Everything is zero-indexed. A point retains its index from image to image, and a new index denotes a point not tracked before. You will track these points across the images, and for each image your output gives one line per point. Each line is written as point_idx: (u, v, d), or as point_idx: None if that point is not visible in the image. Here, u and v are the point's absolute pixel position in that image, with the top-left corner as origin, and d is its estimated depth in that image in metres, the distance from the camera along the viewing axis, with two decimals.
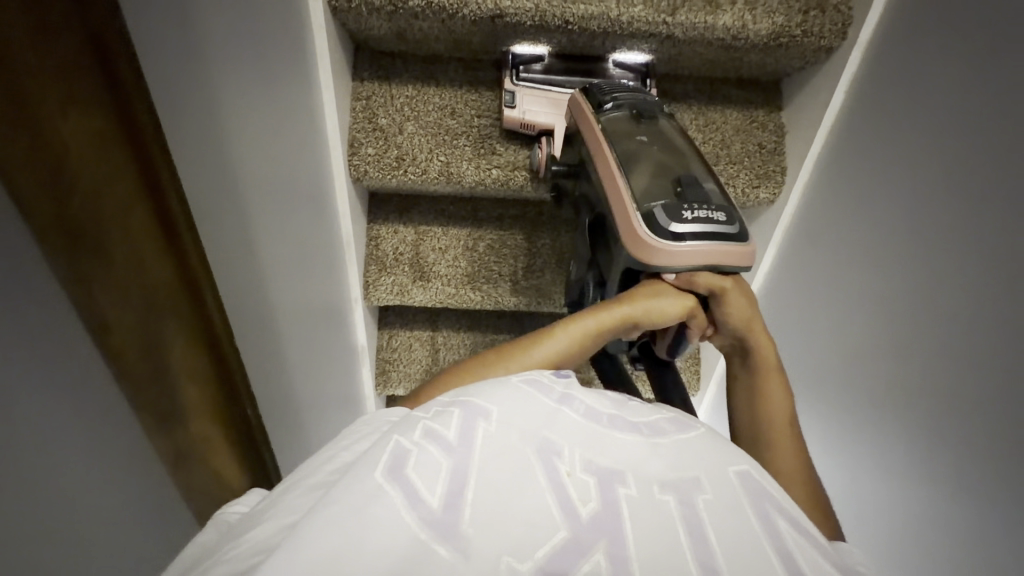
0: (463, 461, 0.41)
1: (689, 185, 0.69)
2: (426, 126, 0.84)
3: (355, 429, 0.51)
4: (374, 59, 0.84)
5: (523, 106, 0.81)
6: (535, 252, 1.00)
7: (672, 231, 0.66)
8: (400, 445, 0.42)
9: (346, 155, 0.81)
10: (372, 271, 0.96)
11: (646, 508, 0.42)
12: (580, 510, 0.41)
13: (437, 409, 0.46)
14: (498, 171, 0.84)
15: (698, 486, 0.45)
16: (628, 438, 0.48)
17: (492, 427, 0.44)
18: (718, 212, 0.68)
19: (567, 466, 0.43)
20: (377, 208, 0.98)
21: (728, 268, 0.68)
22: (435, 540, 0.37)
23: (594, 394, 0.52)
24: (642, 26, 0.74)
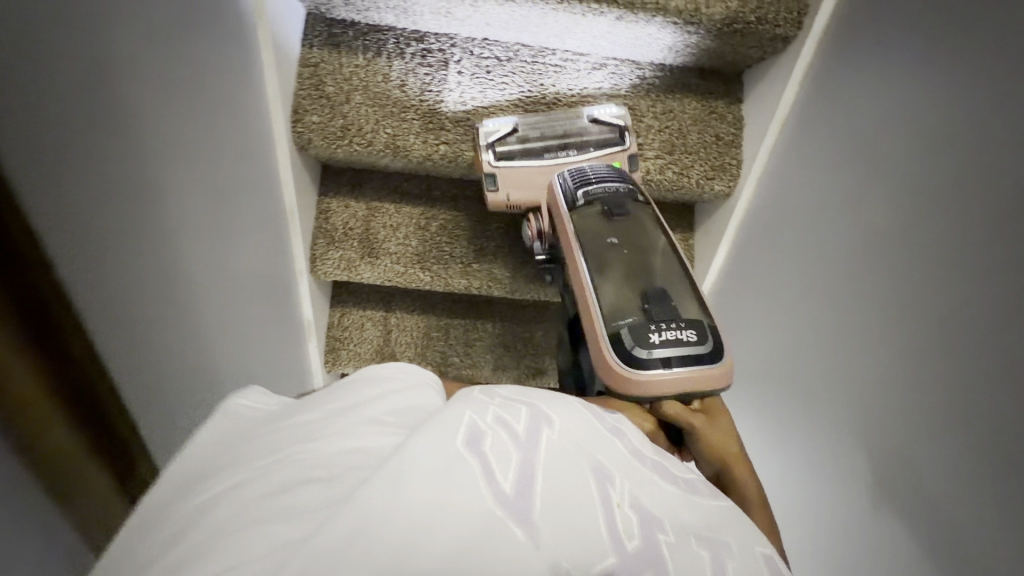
0: (530, 457, 0.37)
1: (659, 304, 0.63)
2: (375, 97, 0.82)
3: (393, 373, 0.50)
4: (325, 28, 0.83)
5: (506, 189, 0.81)
6: (490, 233, 0.99)
7: (636, 356, 0.60)
8: (475, 424, 0.39)
9: (290, 121, 0.80)
10: (319, 245, 0.95)
11: (689, 564, 0.36)
12: (628, 542, 0.36)
13: (503, 400, 0.43)
14: (446, 148, 0.83)
15: (728, 551, 0.39)
16: (670, 488, 0.41)
17: (557, 434, 0.40)
18: (689, 330, 0.61)
19: (619, 495, 0.38)
20: (329, 182, 0.97)
21: (698, 394, 0.60)
22: (511, 520, 0.34)
23: (637, 430, 0.47)
24: (593, 3, 0.73)
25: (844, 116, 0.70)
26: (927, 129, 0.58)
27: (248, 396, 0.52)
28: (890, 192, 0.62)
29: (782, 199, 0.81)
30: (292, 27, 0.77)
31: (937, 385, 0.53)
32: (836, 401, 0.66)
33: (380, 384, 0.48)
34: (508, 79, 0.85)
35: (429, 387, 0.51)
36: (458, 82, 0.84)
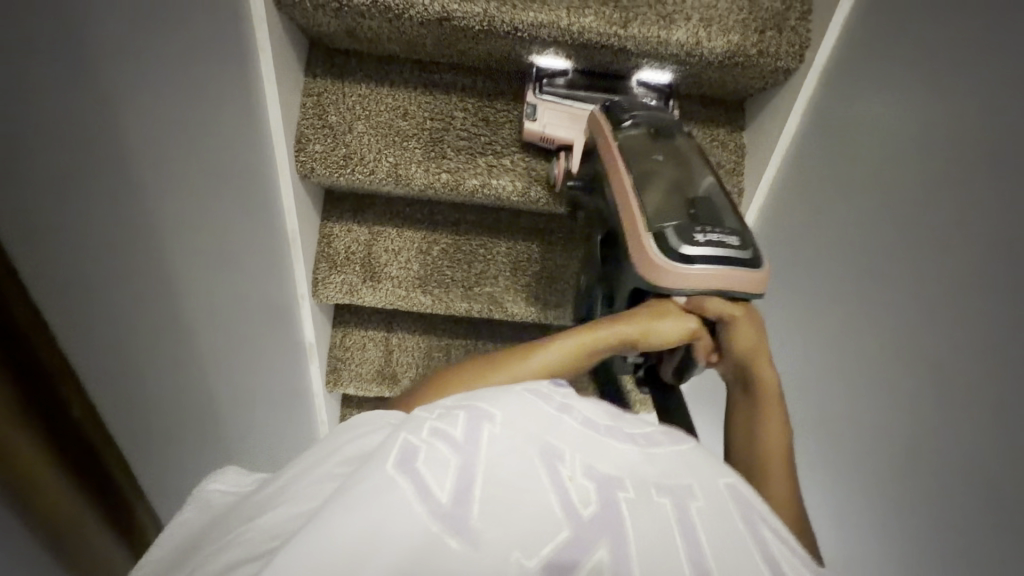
0: (469, 459, 0.40)
1: (703, 208, 0.66)
2: (378, 126, 0.83)
3: (356, 423, 0.49)
4: (328, 57, 0.83)
5: (544, 120, 0.81)
6: (491, 256, 0.99)
7: (682, 253, 0.62)
8: (408, 442, 0.41)
9: (293, 151, 0.80)
10: (322, 269, 0.95)
11: (645, 511, 0.41)
12: (583, 512, 0.39)
13: (441, 411, 0.45)
14: (447, 176, 0.82)
15: (691, 493, 0.43)
16: (625, 448, 0.46)
17: (498, 428, 0.43)
18: (731, 236, 0.64)
19: (569, 470, 0.42)
20: (332, 207, 0.98)
21: (736, 294, 0.64)
22: (448, 532, 0.37)
23: (588, 409, 0.50)
24: (593, 38, 0.73)
25: (846, 151, 0.70)
26: (929, 170, 0.58)
27: (223, 478, 0.54)
28: (894, 232, 0.62)
29: (787, 228, 0.81)
30: (295, 59, 0.78)
31: (949, 435, 0.53)
32: (847, 437, 0.66)
33: (338, 437, 0.47)
34: (509, 106, 0.85)
35: (385, 414, 0.50)
36: (459, 111, 0.84)
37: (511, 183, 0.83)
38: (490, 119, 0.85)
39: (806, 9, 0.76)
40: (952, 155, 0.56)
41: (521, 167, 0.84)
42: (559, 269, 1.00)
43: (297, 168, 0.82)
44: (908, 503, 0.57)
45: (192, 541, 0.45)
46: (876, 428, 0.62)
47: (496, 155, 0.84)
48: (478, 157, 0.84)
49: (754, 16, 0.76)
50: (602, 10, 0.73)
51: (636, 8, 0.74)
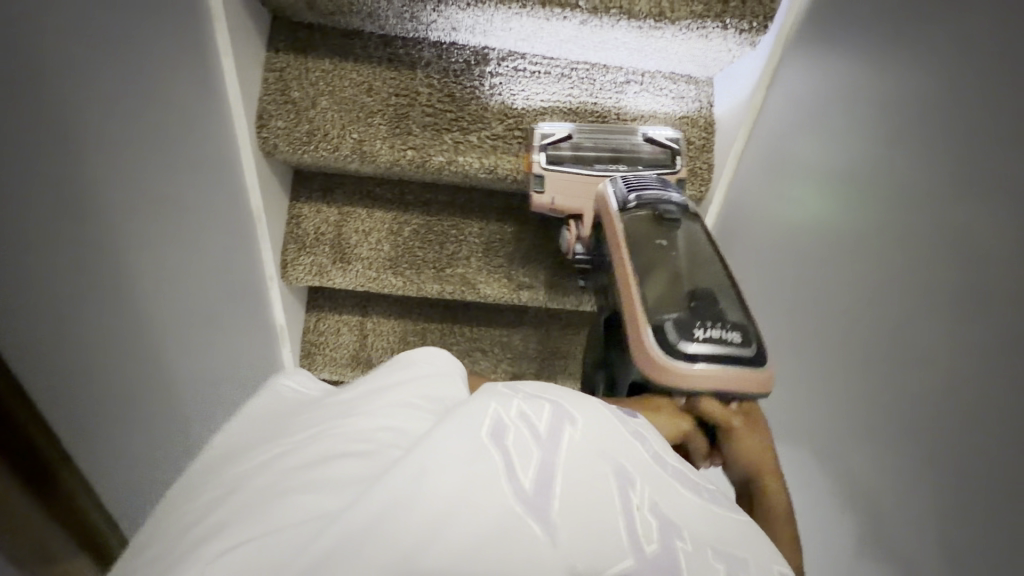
0: (551, 458, 0.38)
1: (705, 304, 0.63)
2: (342, 102, 0.82)
3: (425, 358, 0.49)
4: (293, 32, 0.82)
5: (551, 192, 0.81)
6: (462, 237, 0.98)
7: (683, 349, 0.60)
8: (499, 417, 0.39)
9: (254, 127, 0.79)
10: (290, 250, 0.94)
11: (706, 568, 0.36)
12: (644, 545, 0.35)
13: (528, 395, 0.43)
14: (411, 153, 0.82)
15: (745, 568, 0.38)
16: (692, 496, 0.42)
17: (580, 432, 0.40)
18: (733, 331, 0.61)
19: (638, 500, 0.38)
20: (302, 187, 0.97)
21: (733, 396, 0.60)
22: (529, 516, 0.34)
23: (657, 441, 0.46)
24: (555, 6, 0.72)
25: (806, 120, 0.69)
26: (876, 133, 0.58)
27: (294, 378, 0.53)
28: (844, 196, 0.61)
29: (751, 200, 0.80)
30: (256, 32, 0.77)
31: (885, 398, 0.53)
32: (795, 410, 0.65)
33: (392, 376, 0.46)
34: (476, 82, 0.84)
35: (437, 358, 0.49)
36: (426, 87, 0.83)
37: (477, 160, 0.83)
38: (456, 96, 0.84)
39: None
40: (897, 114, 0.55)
41: (488, 143, 0.83)
42: (534, 251, 0.99)
43: (259, 144, 0.81)
44: (852, 469, 0.56)
45: (265, 428, 0.46)
46: (823, 400, 0.61)
47: (462, 132, 0.83)
48: (443, 133, 0.83)
49: None
50: None
51: None
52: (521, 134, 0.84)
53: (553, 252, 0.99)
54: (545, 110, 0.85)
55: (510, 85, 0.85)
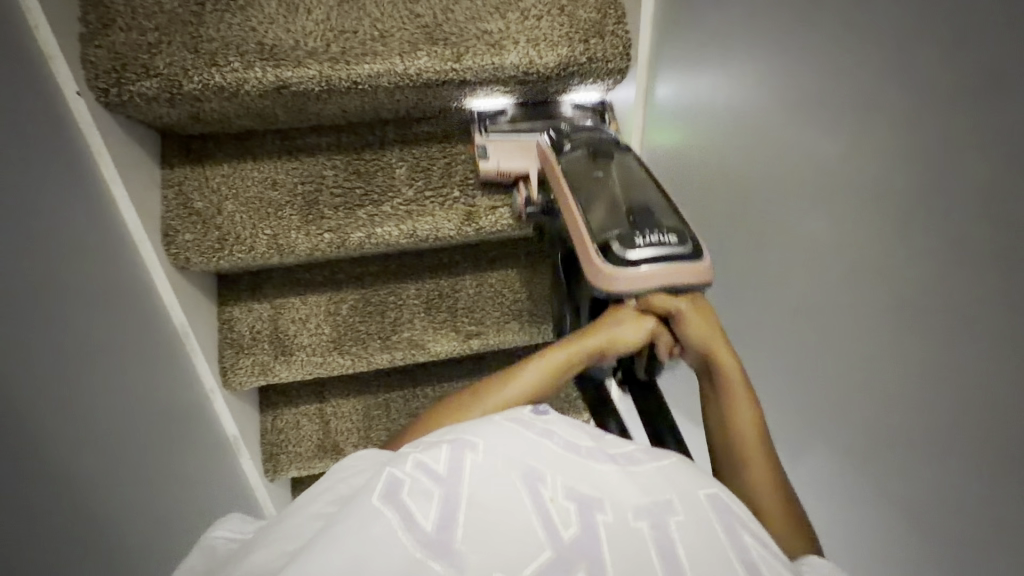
0: (454, 488, 0.45)
1: (643, 214, 0.71)
2: (248, 201, 0.82)
3: (346, 463, 0.53)
4: (184, 145, 0.82)
5: (496, 157, 0.84)
6: (400, 302, 0.99)
7: (628, 257, 0.69)
8: (395, 475, 0.46)
9: (163, 246, 0.78)
10: (228, 355, 0.92)
11: (621, 532, 0.45)
12: (562, 533, 0.44)
13: (426, 444, 0.50)
14: (330, 235, 0.82)
15: (670, 507, 0.47)
16: (606, 468, 0.50)
17: (479, 457, 0.48)
18: (669, 235, 0.69)
19: (550, 492, 0.46)
20: (228, 290, 0.95)
21: (681, 288, 0.70)
22: (432, 557, 0.41)
23: (573, 433, 0.54)
24: (431, 77, 0.75)
25: (704, 122, 0.76)
26: (776, 122, 0.63)
27: (227, 525, 0.55)
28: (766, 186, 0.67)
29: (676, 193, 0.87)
30: (145, 154, 0.77)
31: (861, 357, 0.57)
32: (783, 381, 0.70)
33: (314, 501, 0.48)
34: (378, 155, 0.87)
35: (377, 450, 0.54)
36: (330, 169, 0.85)
37: (396, 228, 0.84)
38: (362, 171, 0.86)
39: (620, 13, 0.81)
40: (789, 104, 0.61)
41: (403, 210, 0.85)
42: (475, 299, 1.01)
43: (170, 261, 0.80)
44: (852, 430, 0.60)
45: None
46: (806, 367, 0.65)
47: (375, 204, 0.85)
48: (357, 210, 0.84)
49: (577, 25, 0.80)
50: (434, 50, 0.74)
51: (465, 41, 0.76)
52: (433, 193, 0.86)
53: (493, 295, 1.01)
54: (450, 160, 0.88)
55: (411, 150, 0.88)
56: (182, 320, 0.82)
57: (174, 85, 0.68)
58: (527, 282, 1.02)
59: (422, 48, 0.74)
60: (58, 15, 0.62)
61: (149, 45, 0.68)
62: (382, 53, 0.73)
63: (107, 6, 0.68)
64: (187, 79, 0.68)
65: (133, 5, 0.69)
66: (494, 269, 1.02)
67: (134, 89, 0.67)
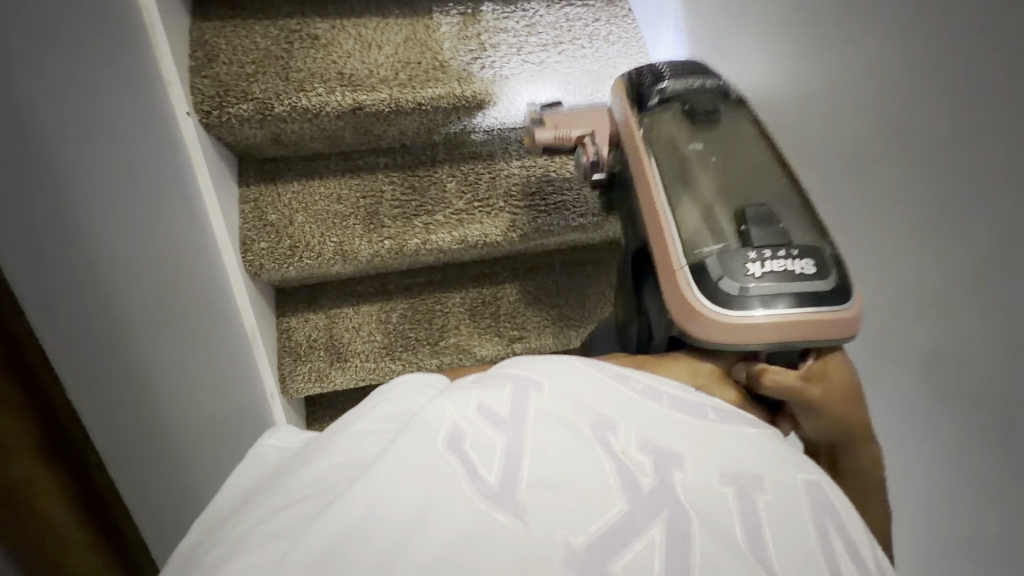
0: (516, 438, 0.47)
1: (767, 231, 0.64)
2: (316, 213, 0.90)
3: (397, 386, 0.57)
4: (260, 166, 0.92)
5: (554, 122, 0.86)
6: (446, 309, 1.05)
7: (735, 288, 0.61)
8: (456, 421, 0.48)
9: (240, 253, 0.85)
10: (287, 363, 0.96)
11: (701, 492, 0.45)
12: (638, 486, 0.45)
13: (489, 385, 0.52)
14: (390, 242, 0.91)
15: (758, 485, 0.46)
16: (693, 420, 0.51)
17: (543, 398, 0.50)
18: (806, 262, 0.62)
19: (621, 445, 0.48)
20: (285, 302, 1.00)
21: (816, 344, 0.61)
22: (495, 507, 0.42)
23: (654, 383, 0.56)
24: (484, 99, 0.86)
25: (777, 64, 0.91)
26: None
27: (276, 437, 0.64)
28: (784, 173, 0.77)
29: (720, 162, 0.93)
30: (229, 171, 0.85)
31: None
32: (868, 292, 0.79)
33: (363, 416, 0.53)
34: (431, 172, 0.96)
35: (425, 374, 0.60)
36: (389, 184, 0.94)
37: (448, 234, 0.93)
38: (416, 185, 0.95)
39: None
40: None
41: (454, 219, 0.94)
42: (516, 305, 1.07)
43: (245, 268, 0.86)
44: None
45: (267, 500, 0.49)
46: None
47: (430, 214, 0.94)
48: (413, 219, 0.93)
49: None
50: (486, 77, 0.86)
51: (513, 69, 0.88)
52: (481, 204, 0.96)
53: (533, 302, 1.08)
54: (495, 175, 0.98)
55: (459, 168, 0.98)
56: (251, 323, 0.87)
57: (267, 106, 0.78)
58: (564, 289, 1.09)
59: (477, 75, 0.86)
60: (174, 47, 0.73)
61: (247, 75, 0.78)
62: (444, 79, 0.85)
63: (212, 45, 0.78)
64: (278, 101, 0.78)
65: (233, 44, 0.79)
66: (534, 278, 1.09)
67: (233, 110, 0.77)
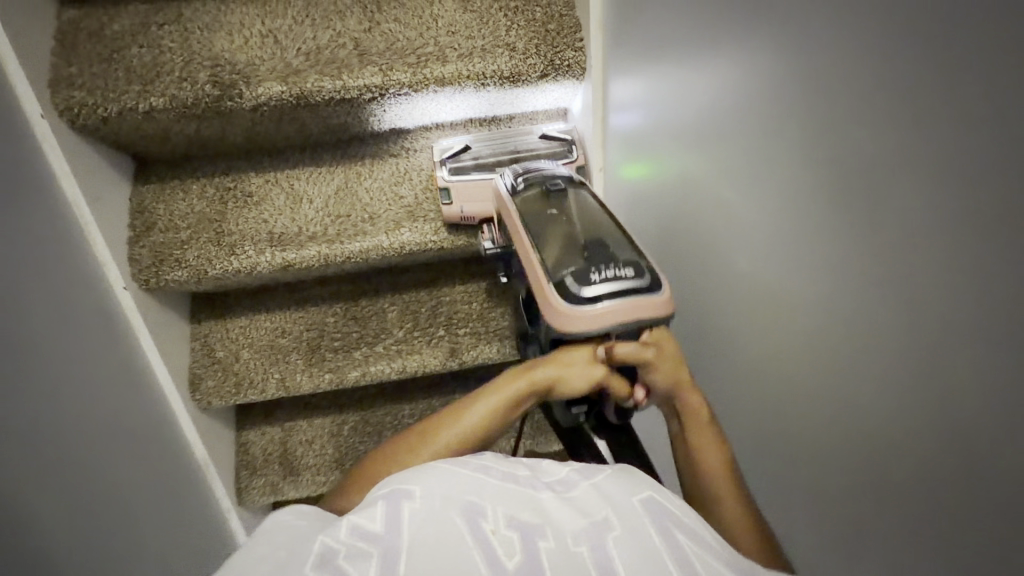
0: (392, 545, 0.48)
1: (598, 250, 0.71)
2: (261, 348, 0.95)
3: (260, 534, 0.53)
4: (209, 301, 0.97)
5: (459, 202, 0.85)
6: (396, 421, 1.09)
7: (583, 296, 0.68)
8: (328, 544, 0.48)
9: (189, 393, 0.92)
10: (243, 477, 1.03)
11: (564, 556, 0.49)
12: (507, 563, 0.48)
13: (361, 505, 0.53)
14: (331, 375, 0.95)
15: (606, 525, 0.52)
16: (542, 495, 0.56)
17: (416, 503, 0.51)
18: (626, 268, 0.69)
19: (491, 524, 0.51)
20: (243, 416, 1.07)
21: (644, 323, 0.67)
22: None
23: (516, 471, 0.59)
24: (413, 248, 0.86)
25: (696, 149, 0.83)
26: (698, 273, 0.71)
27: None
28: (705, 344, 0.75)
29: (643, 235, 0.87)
30: (178, 317, 0.91)
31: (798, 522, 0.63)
32: None
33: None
34: (374, 301, 0.99)
35: (294, 507, 0.56)
36: (331, 316, 0.98)
37: (387, 366, 0.96)
38: (358, 316, 0.98)
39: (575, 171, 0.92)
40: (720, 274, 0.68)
41: (393, 350, 0.97)
42: None
43: (195, 404, 0.93)
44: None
45: None
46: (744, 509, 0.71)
47: (370, 346, 0.97)
48: (354, 351, 0.96)
49: None
50: (416, 226, 0.86)
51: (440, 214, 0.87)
52: (421, 333, 0.98)
53: None
54: (435, 302, 1.00)
55: (401, 295, 1.00)
56: (204, 453, 0.94)
57: (201, 272, 0.82)
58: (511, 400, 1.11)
59: (406, 223, 0.86)
60: (109, 229, 0.78)
61: (182, 241, 0.83)
62: (372, 231, 0.85)
63: (149, 212, 0.83)
64: (211, 265, 0.82)
65: (170, 208, 0.84)
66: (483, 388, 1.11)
67: (169, 277, 0.81)
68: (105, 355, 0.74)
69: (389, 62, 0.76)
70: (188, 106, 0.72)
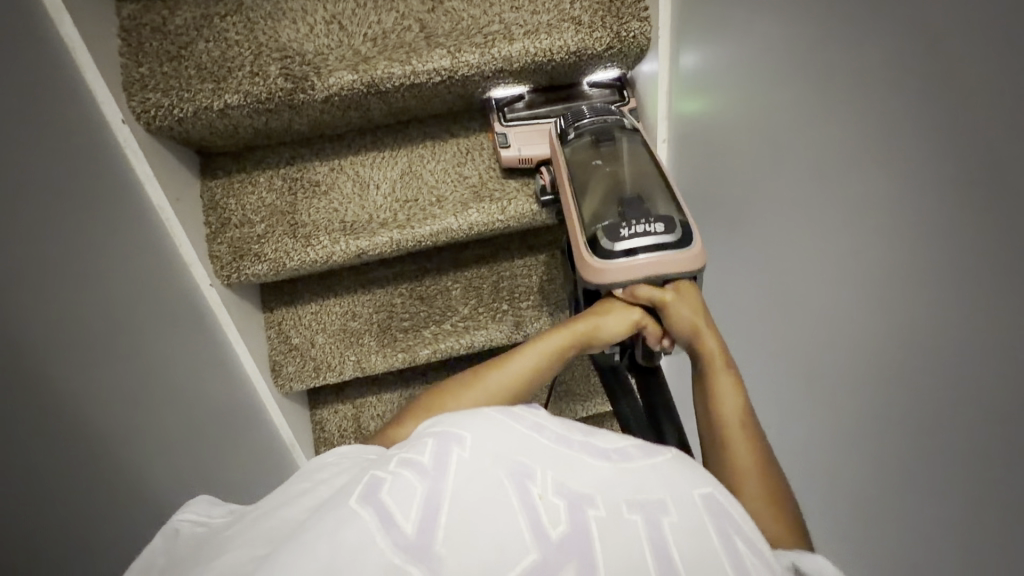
0: (436, 486, 0.41)
1: (633, 203, 0.73)
2: (335, 332, 0.98)
3: (328, 462, 0.51)
4: (279, 289, 0.99)
5: (516, 145, 0.86)
6: None
7: (619, 250, 0.71)
8: (375, 475, 0.43)
9: (271, 378, 0.96)
10: (322, 452, 1.10)
11: (614, 527, 0.42)
12: (550, 532, 0.40)
13: (412, 442, 0.47)
14: (403, 354, 0.99)
15: (664, 508, 0.43)
16: (597, 464, 0.48)
17: (467, 452, 0.44)
18: (657, 222, 0.71)
19: (540, 488, 0.43)
20: (317, 396, 1.12)
21: (670, 275, 0.72)
22: (409, 562, 0.37)
23: (563, 428, 0.52)
24: (481, 228, 0.87)
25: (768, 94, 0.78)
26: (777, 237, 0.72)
27: (194, 508, 0.50)
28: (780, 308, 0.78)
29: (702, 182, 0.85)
30: (253, 307, 0.94)
31: None
32: None
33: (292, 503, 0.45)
34: (438, 280, 1.02)
35: (358, 446, 0.54)
36: (398, 297, 1.01)
37: (456, 342, 1.00)
38: (423, 296, 1.01)
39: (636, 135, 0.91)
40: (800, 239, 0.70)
41: (460, 327, 1.00)
42: None
43: (277, 388, 0.97)
44: None
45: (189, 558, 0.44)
46: None
47: (438, 324, 1.00)
48: (423, 330, 1.00)
49: None
50: (482, 205, 0.87)
51: (505, 192, 0.88)
52: (485, 309, 1.01)
53: None
54: (496, 277, 1.03)
55: (463, 273, 1.02)
56: (288, 432, 1.00)
57: (281, 265, 0.83)
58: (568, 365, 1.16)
59: (473, 203, 0.87)
60: (191, 228, 0.79)
61: (258, 236, 0.84)
62: (439, 215, 0.86)
63: (223, 207, 0.84)
64: (288, 257, 0.83)
65: (242, 202, 0.85)
66: None
67: (249, 271, 0.83)
68: (194, 352, 0.76)
69: (456, 43, 0.76)
70: (262, 102, 0.73)
